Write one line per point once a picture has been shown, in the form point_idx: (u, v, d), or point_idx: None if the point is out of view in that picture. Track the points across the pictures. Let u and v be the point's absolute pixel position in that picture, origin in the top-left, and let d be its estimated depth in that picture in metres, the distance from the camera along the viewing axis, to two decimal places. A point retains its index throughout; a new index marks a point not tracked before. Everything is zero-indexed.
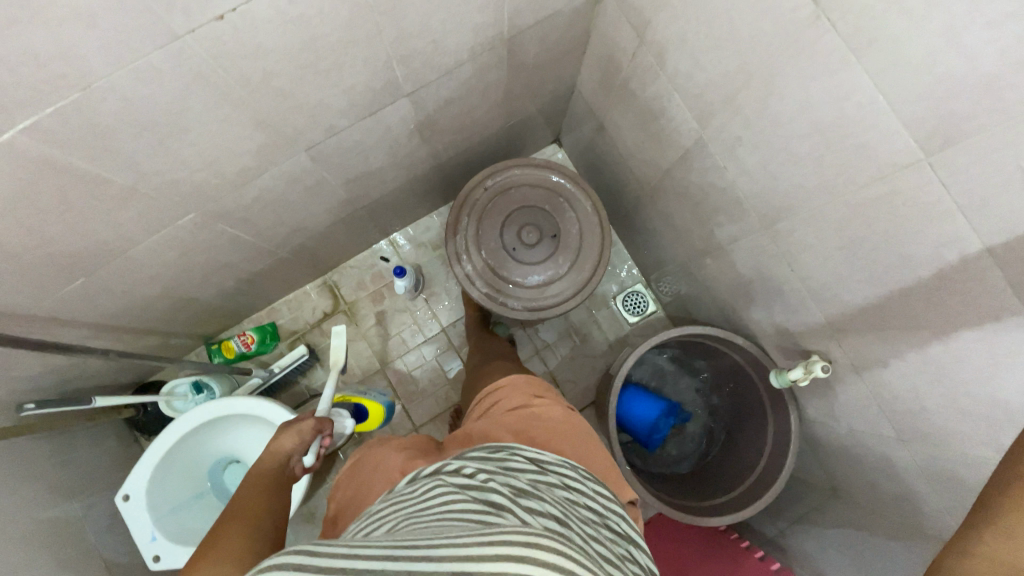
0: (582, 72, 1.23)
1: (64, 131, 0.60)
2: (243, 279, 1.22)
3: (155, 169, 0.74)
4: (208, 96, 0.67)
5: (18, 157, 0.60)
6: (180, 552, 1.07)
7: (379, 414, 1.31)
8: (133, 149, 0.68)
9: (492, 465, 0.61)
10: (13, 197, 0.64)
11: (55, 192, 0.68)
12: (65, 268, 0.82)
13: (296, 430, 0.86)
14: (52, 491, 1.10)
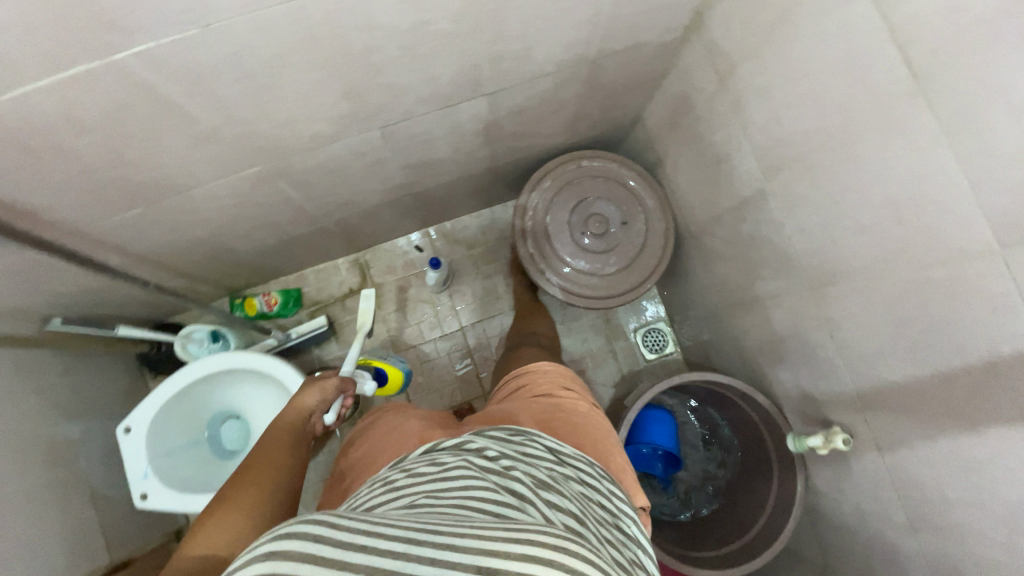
0: (650, 106, 1.24)
1: (172, 63, 0.62)
2: (283, 240, 1.24)
3: (240, 116, 0.76)
4: (310, 57, 0.69)
5: (124, 81, 0.62)
6: (169, 496, 1.06)
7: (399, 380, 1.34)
8: (228, 94, 0.70)
9: (512, 451, 0.60)
10: (105, 116, 0.65)
11: (143, 119, 0.69)
12: (128, 194, 0.83)
13: (320, 388, 0.88)
14: (54, 411, 1.10)
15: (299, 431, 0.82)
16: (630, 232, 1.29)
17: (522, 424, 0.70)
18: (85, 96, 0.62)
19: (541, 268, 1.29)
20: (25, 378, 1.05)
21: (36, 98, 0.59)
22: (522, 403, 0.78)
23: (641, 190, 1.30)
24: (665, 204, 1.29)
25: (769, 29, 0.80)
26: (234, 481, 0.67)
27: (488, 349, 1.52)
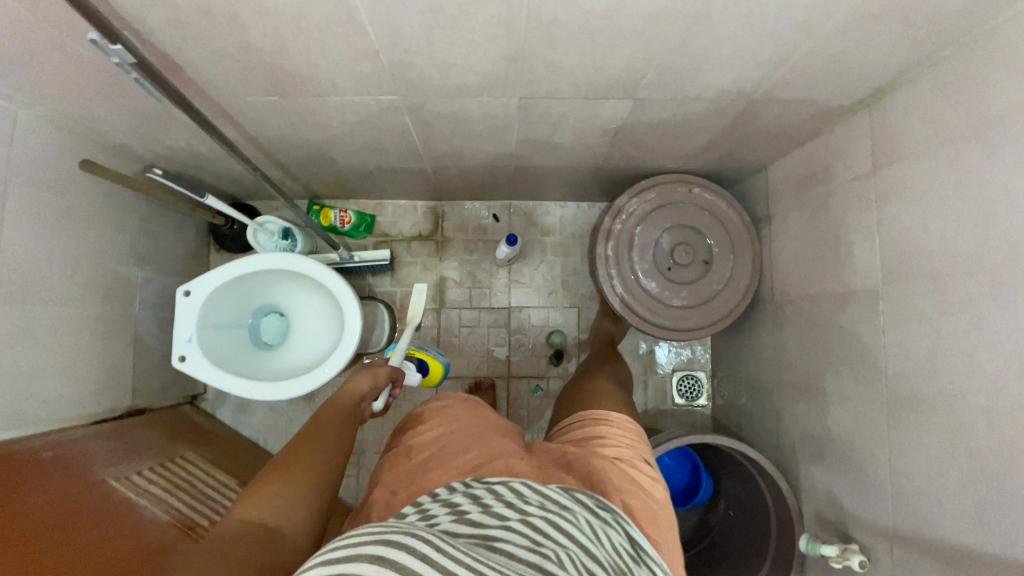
0: (782, 161, 1.19)
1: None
2: (380, 168, 1.24)
3: (404, 47, 0.75)
4: (495, 11, 0.68)
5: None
6: (204, 368, 1.11)
7: (440, 373, 1.32)
8: (405, 21, 0.69)
9: (597, 525, 0.60)
10: (284, 8, 0.65)
11: (317, 21, 0.68)
12: (270, 84, 0.83)
13: (370, 375, 0.94)
14: (126, 251, 1.14)
15: (353, 410, 0.84)
16: (713, 275, 1.25)
17: (609, 496, 0.69)
18: None
19: (611, 271, 1.27)
20: (111, 212, 1.09)
21: None
22: (603, 460, 0.78)
23: (741, 238, 1.25)
24: (757, 260, 1.25)
25: (956, 136, 0.75)
26: (294, 447, 0.72)
27: (525, 337, 1.52)
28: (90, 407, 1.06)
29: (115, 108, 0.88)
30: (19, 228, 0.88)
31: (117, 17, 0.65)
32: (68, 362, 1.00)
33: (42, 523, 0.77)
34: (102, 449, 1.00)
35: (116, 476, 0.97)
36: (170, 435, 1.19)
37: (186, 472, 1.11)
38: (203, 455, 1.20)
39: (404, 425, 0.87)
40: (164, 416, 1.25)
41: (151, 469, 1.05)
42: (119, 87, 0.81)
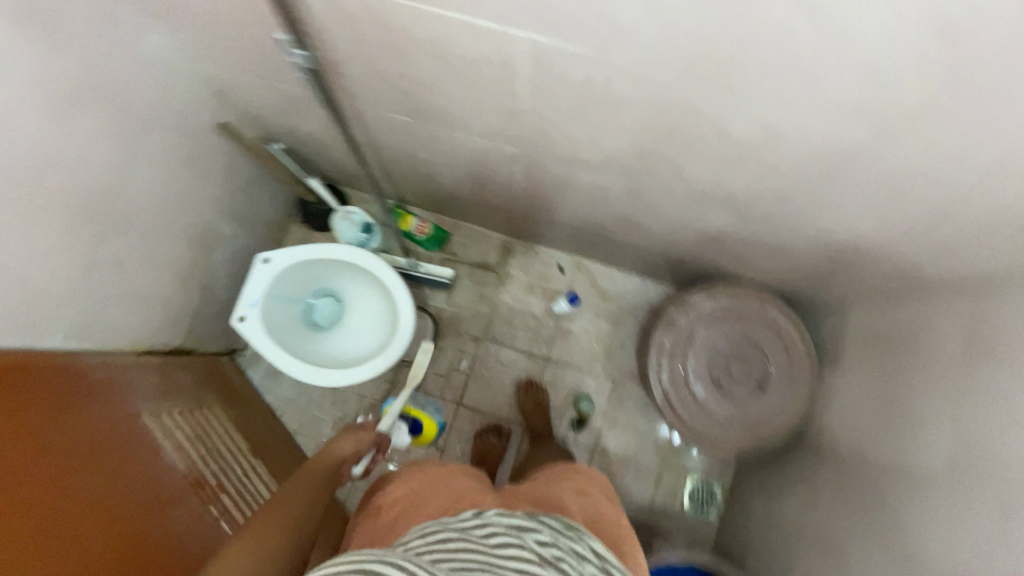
0: (849, 312, 1.16)
1: (540, 54, 0.64)
2: (471, 196, 1.28)
3: (539, 112, 0.78)
4: (640, 108, 0.70)
5: (489, 42, 0.64)
6: (257, 333, 1.15)
7: (434, 431, 1.42)
8: (553, 94, 0.72)
9: (568, 544, 0.64)
10: (451, 54, 0.69)
11: (473, 72, 0.72)
12: (407, 108, 0.88)
13: (353, 439, 1.02)
14: (226, 206, 1.21)
15: (329, 475, 0.90)
16: (763, 394, 1.22)
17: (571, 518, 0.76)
18: (454, 35, 0.65)
19: (659, 361, 1.27)
20: (225, 169, 1.16)
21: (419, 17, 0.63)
22: (566, 491, 0.83)
23: (801, 366, 1.22)
24: (812, 393, 1.21)
25: None
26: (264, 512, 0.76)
27: (553, 392, 1.51)
28: (148, 338, 1.12)
29: (265, 87, 0.95)
30: (145, 166, 0.95)
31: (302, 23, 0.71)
32: (145, 293, 1.06)
33: (77, 447, 0.80)
34: (145, 382, 1.04)
35: (150, 413, 1.00)
36: (204, 384, 1.23)
37: (209, 426, 1.15)
38: (226, 414, 1.23)
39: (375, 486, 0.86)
40: (205, 363, 1.30)
41: (180, 414, 1.09)
42: (277, 72, 0.87)
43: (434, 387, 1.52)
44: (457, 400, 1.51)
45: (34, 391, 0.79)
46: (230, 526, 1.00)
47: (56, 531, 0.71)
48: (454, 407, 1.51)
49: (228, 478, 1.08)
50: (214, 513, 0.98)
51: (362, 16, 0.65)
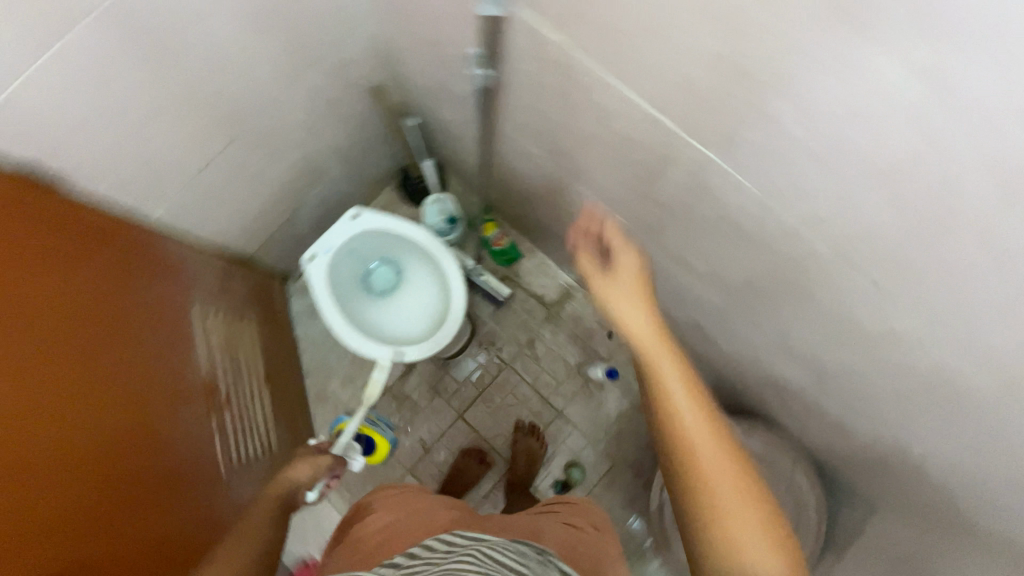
0: (880, 521, 1.07)
1: (700, 165, 0.64)
2: (561, 236, 1.28)
3: (674, 206, 0.77)
4: (774, 249, 0.67)
5: (656, 133, 0.65)
6: (320, 278, 1.21)
7: (387, 448, 1.41)
8: (695, 199, 0.71)
9: (532, 560, 0.69)
10: (617, 123, 0.69)
11: (629, 146, 0.72)
12: (549, 145, 0.89)
13: (309, 464, 0.98)
14: (343, 153, 1.27)
15: (284, 500, 0.89)
16: None
17: (545, 543, 0.78)
18: (628, 108, 0.65)
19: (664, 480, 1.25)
20: (359, 121, 1.21)
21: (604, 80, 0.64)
22: (543, 521, 0.85)
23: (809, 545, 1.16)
24: None
25: None
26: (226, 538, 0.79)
27: (551, 446, 1.49)
28: (228, 241, 1.18)
29: (429, 69, 0.98)
30: (296, 95, 1.01)
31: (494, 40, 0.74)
32: (244, 202, 1.12)
33: (124, 319, 0.85)
34: (206, 281, 1.10)
35: (199, 310, 1.06)
36: (253, 299, 1.29)
37: (241, 340, 1.19)
38: (259, 333, 1.28)
39: (346, 520, 0.89)
40: (261, 280, 1.36)
41: (224, 320, 1.14)
42: (448, 63, 0.90)
43: (446, 389, 1.52)
44: (460, 411, 1.52)
45: (107, 257, 0.85)
46: (223, 444, 1.02)
47: (81, 393, 0.74)
48: (455, 416, 1.51)
49: (237, 396, 1.11)
50: (214, 428, 1.00)
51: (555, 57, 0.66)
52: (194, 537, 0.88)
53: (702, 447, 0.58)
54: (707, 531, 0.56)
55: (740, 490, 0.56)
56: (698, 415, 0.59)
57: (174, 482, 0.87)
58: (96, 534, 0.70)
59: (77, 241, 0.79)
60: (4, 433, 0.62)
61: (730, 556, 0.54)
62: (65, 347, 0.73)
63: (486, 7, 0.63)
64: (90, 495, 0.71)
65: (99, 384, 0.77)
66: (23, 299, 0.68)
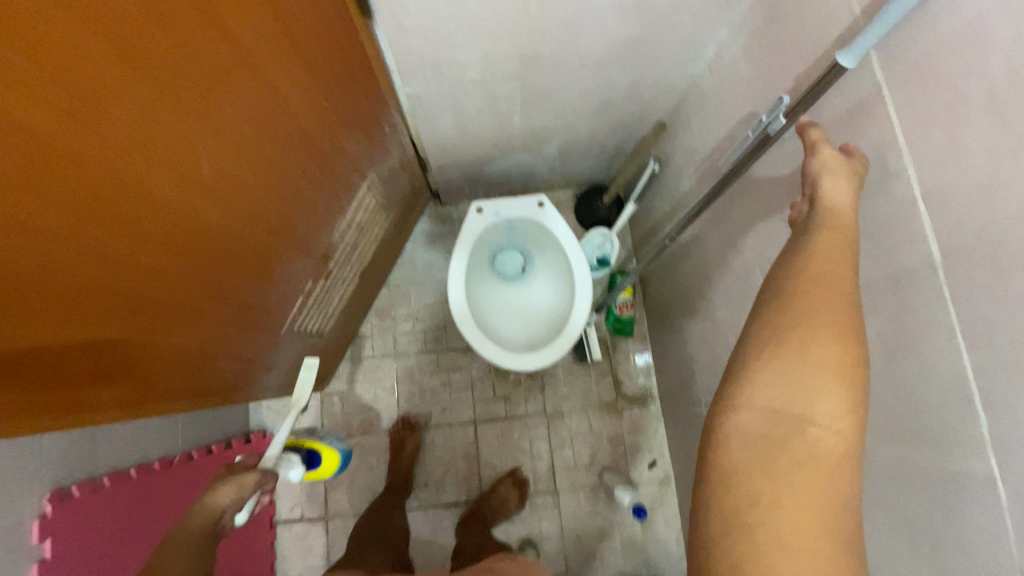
0: None
1: (968, 474, 0.54)
2: (694, 356, 1.18)
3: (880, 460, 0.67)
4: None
5: (950, 407, 0.55)
6: (472, 229, 1.17)
7: (337, 459, 1.23)
8: (919, 484, 0.61)
9: None
10: (905, 362, 0.60)
11: (892, 385, 0.62)
12: None
13: (235, 483, 0.83)
14: (572, 142, 1.21)
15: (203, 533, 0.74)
16: None
17: None
18: (940, 369, 0.55)
19: None
20: (609, 130, 1.15)
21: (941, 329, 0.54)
22: None
23: None
24: None
25: None
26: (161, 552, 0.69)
27: (527, 513, 1.39)
28: (428, 142, 1.14)
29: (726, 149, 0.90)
30: (593, 78, 0.95)
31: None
32: (470, 126, 1.08)
33: (316, 158, 0.81)
34: (389, 162, 1.07)
35: (370, 183, 1.03)
36: (404, 198, 1.27)
37: (373, 227, 1.16)
38: (385, 229, 1.24)
39: None
40: (418, 187, 1.33)
41: (377, 202, 1.11)
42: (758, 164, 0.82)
43: (481, 390, 1.46)
44: (476, 419, 1.44)
45: (355, 98, 0.82)
46: (300, 305, 0.99)
47: (244, 200, 0.68)
48: (471, 418, 1.44)
49: (337, 272, 1.08)
50: (305, 287, 0.97)
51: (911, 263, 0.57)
52: (224, 369, 0.86)
53: (821, 321, 0.46)
54: (770, 400, 0.45)
55: (846, 406, 0.44)
56: (837, 291, 0.48)
57: (251, 316, 0.84)
58: (155, 326, 0.64)
59: (347, 68, 0.76)
60: (154, 186, 0.53)
61: (790, 426, 0.44)
62: (275, 150, 0.69)
63: (846, 57, 0.56)
64: (199, 290, 0.68)
65: (259, 200, 0.72)
66: (280, 90, 0.65)
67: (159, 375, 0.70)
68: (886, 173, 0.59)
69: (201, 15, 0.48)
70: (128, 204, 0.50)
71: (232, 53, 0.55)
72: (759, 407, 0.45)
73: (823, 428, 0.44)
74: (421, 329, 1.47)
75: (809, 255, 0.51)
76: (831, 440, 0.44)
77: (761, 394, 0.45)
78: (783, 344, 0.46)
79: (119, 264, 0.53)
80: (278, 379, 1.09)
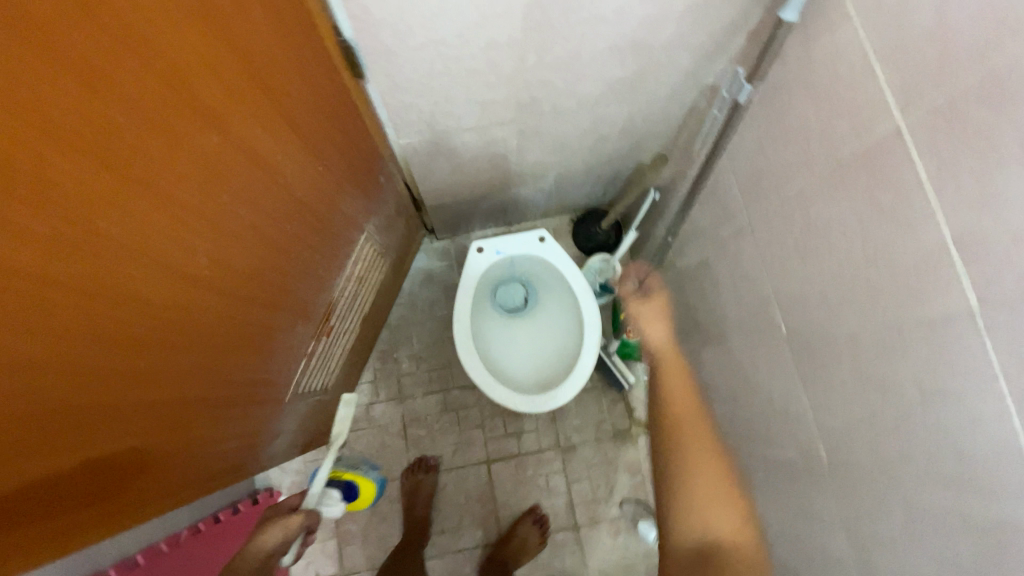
0: None
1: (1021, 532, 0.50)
2: (707, 384, 1.16)
3: (908, 505, 0.64)
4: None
5: (992, 459, 0.52)
6: (475, 269, 1.14)
7: (371, 490, 1.27)
8: (951, 532, 0.59)
9: None
10: (934, 408, 0.58)
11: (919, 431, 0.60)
12: (806, 338, 0.77)
13: (281, 522, 0.82)
14: (568, 174, 1.18)
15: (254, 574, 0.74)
16: None
17: None
18: (977, 419, 0.53)
19: None
20: (606, 161, 1.13)
21: (975, 374, 0.52)
22: None
23: None
24: None
25: None
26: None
27: (547, 553, 1.35)
28: (424, 185, 1.11)
29: (729, 179, 0.88)
30: (589, 116, 0.93)
31: (862, 232, 0.63)
32: (465, 168, 1.05)
33: (314, 221, 0.78)
34: (385, 210, 1.04)
35: (367, 233, 1.00)
36: (401, 240, 1.24)
37: (373, 275, 1.13)
38: (384, 274, 1.21)
39: None
40: (414, 227, 1.30)
41: (375, 251, 1.08)
42: (766, 197, 0.80)
43: (489, 427, 1.42)
44: (489, 459, 1.40)
45: (347, 154, 0.79)
46: (303, 368, 0.95)
47: (242, 276, 0.65)
48: (482, 457, 1.40)
49: (339, 326, 1.05)
50: (308, 349, 0.94)
51: (938, 310, 0.55)
52: (231, 446, 0.82)
53: (697, 450, 0.81)
54: (696, 532, 0.77)
55: (740, 521, 0.76)
56: (691, 417, 0.84)
57: (254, 391, 0.81)
58: (160, 421, 0.60)
59: (339, 126, 0.74)
60: (150, 283, 0.50)
61: (714, 546, 0.75)
62: (268, 223, 0.66)
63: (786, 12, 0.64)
64: (200, 378, 0.65)
65: (259, 273, 0.69)
66: (270, 158, 0.62)
67: (167, 473, 0.67)
68: (908, 218, 0.56)
69: (178, 99, 0.45)
70: (119, 314, 0.47)
71: (216, 131, 0.51)
72: (691, 528, 0.77)
73: (729, 537, 0.76)
74: (424, 369, 1.43)
75: (670, 394, 0.87)
76: (736, 537, 0.76)
77: (686, 528, 0.77)
78: (688, 488, 0.79)
79: (115, 377, 0.50)
80: (286, 443, 1.05)
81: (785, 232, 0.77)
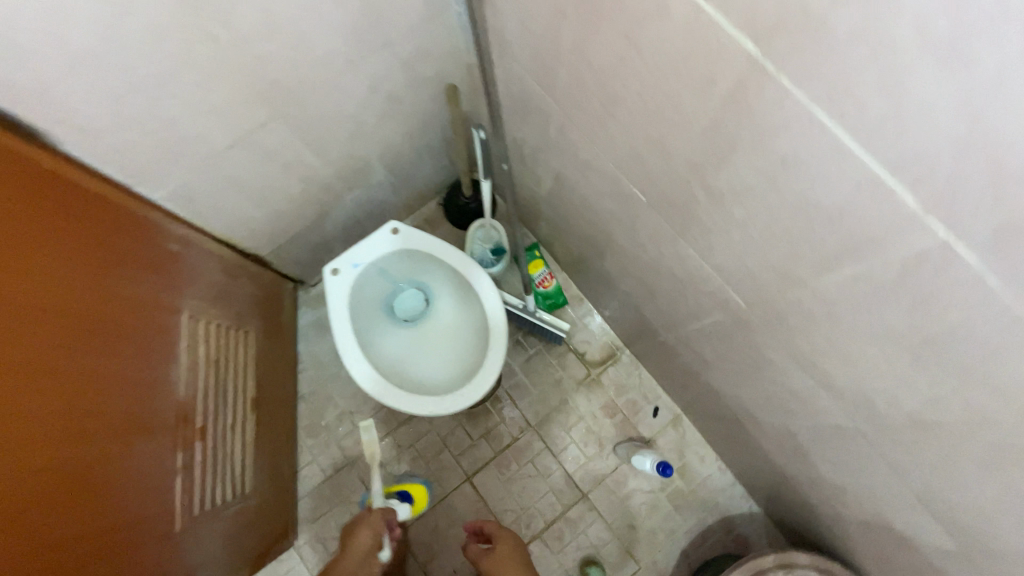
0: None
1: (923, 259, 0.43)
2: (626, 292, 1.08)
3: (819, 300, 0.58)
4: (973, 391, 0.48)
5: (856, 203, 0.45)
6: (340, 296, 1.01)
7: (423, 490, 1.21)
8: (867, 303, 0.52)
9: None
10: (784, 189, 0.51)
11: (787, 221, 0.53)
12: (660, 192, 0.70)
13: (366, 524, 0.95)
14: (392, 158, 1.08)
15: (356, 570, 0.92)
16: None
17: None
18: (822, 172, 0.46)
19: None
20: (420, 125, 1.03)
21: (794, 127, 0.45)
22: None
23: None
24: None
25: None
26: None
27: (569, 535, 1.25)
28: (242, 235, 0.98)
29: (521, 78, 0.81)
30: (358, 83, 0.83)
31: (638, 48, 0.55)
32: (271, 197, 0.93)
33: (84, 324, 0.66)
34: (205, 278, 0.91)
35: (190, 312, 0.86)
36: (257, 303, 1.10)
37: (236, 351, 0.99)
38: (254, 346, 1.07)
39: None
40: (269, 285, 1.16)
41: (218, 325, 0.94)
42: (555, 74, 0.72)
43: (454, 443, 1.30)
44: (468, 474, 1.28)
45: (94, 237, 0.68)
46: (185, 485, 0.81)
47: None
48: (461, 476, 1.28)
49: (215, 421, 0.91)
50: (178, 463, 0.80)
51: (732, 86, 0.48)
52: None
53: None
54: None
55: None
56: None
57: (117, 537, 0.68)
58: None
59: (46, 210, 0.62)
60: None
61: None
62: (9, 350, 0.56)
63: None
64: (9, 563, 0.53)
65: (25, 410, 0.57)
66: None
67: None
68: (659, 5, 0.49)
69: None
70: None
71: None
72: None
73: None
74: (361, 421, 1.29)
75: None
76: None
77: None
78: None
79: None
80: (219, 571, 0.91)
81: (589, 96, 0.69)
